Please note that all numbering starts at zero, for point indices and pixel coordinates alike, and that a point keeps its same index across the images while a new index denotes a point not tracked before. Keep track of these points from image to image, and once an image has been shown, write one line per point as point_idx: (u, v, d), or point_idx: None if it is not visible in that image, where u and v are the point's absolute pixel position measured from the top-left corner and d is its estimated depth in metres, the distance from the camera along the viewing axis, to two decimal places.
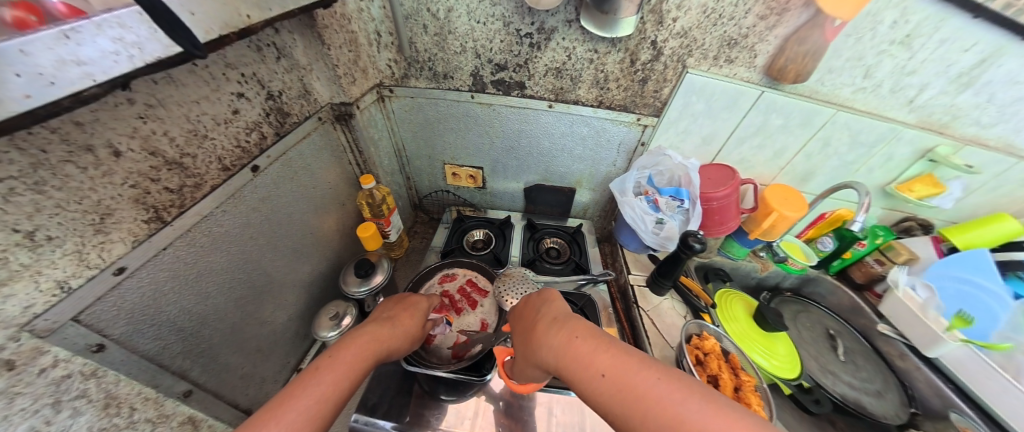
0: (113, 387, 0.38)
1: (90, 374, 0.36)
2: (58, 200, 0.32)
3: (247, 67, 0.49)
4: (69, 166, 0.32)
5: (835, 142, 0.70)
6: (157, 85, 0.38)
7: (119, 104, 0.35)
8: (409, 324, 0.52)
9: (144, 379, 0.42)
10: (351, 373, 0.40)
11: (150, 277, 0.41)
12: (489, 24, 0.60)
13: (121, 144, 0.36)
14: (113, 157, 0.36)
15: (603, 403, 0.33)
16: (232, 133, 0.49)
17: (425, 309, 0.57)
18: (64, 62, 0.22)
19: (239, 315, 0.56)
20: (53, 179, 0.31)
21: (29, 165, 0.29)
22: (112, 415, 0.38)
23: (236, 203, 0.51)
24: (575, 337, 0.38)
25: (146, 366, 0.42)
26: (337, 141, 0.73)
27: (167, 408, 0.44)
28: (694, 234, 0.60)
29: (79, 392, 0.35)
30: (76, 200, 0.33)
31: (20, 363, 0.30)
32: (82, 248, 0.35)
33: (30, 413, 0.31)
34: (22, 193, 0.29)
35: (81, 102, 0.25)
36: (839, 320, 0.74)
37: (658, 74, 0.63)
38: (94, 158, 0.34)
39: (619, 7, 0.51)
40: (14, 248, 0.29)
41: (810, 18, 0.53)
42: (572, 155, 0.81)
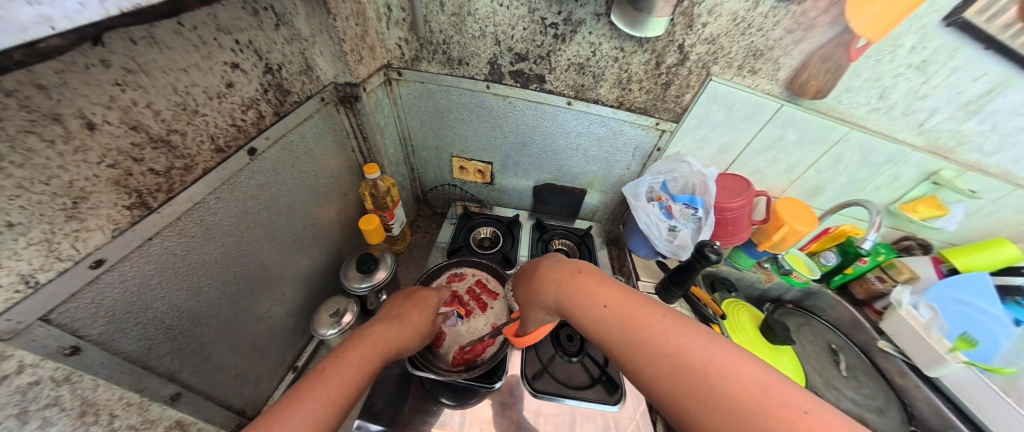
0: (90, 393, 0.34)
1: (63, 380, 0.32)
2: (20, 180, 0.26)
3: (242, 33, 0.43)
4: (33, 138, 0.26)
5: (846, 160, 0.71)
6: (140, 49, 0.32)
7: (92, 67, 0.29)
8: (419, 323, 0.49)
9: (127, 384, 0.38)
10: (359, 377, 0.38)
11: (135, 270, 0.37)
12: (512, 9, 0.55)
13: (96, 115, 0.30)
14: (86, 130, 0.30)
15: (601, 330, 0.35)
16: (226, 110, 0.44)
17: (436, 307, 0.54)
18: (44, 21, 0.17)
19: (233, 311, 0.52)
20: (13, 154, 0.25)
21: None
22: (89, 423, 0.34)
23: (232, 189, 0.47)
24: (580, 274, 0.41)
25: (129, 369, 0.38)
26: (340, 125, 0.68)
27: (152, 413, 0.40)
28: (710, 244, 0.59)
29: (50, 400, 0.30)
30: (43, 180, 0.28)
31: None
32: (51, 238, 0.30)
33: None
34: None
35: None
36: (839, 334, 0.77)
37: (682, 79, 0.61)
38: (63, 130, 0.28)
39: (654, 5, 0.47)
40: None
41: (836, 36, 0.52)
42: (586, 155, 0.79)
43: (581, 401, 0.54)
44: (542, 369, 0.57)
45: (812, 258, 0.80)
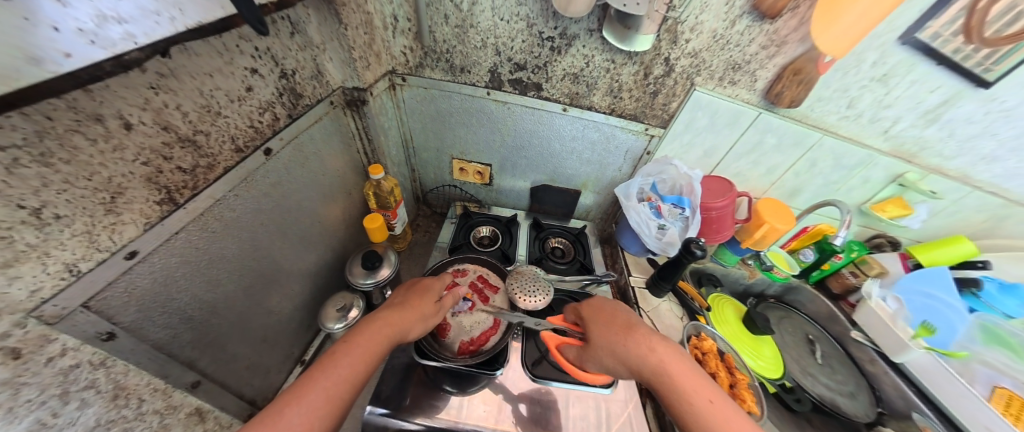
0: (121, 377, 0.36)
1: (99, 364, 0.34)
2: (66, 175, 0.29)
3: (261, 41, 0.46)
4: (78, 136, 0.29)
5: (821, 164, 0.76)
6: (171, 54, 0.35)
7: (131, 72, 0.32)
8: (420, 308, 0.51)
9: (153, 370, 0.40)
10: (363, 363, 0.41)
11: (162, 262, 0.39)
12: (512, 23, 0.59)
13: (132, 116, 0.33)
14: (123, 129, 0.33)
15: (696, 417, 0.38)
16: (245, 112, 0.47)
17: (434, 293, 0.56)
18: (126, 37, 0.29)
19: (247, 303, 0.54)
20: (61, 151, 0.28)
21: (35, 133, 0.26)
22: (120, 407, 0.36)
23: (249, 187, 0.50)
24: (658, 352, 0.43)
25: (155, 356, 0.40)
26: (346, 128, 0.71)
27: (174, 399, 0.43)
28: (695, 241, 0.64)
29: (87, 383, 0.33)
30: (86, 176, 0.31)
31: (28, 351, 0.28)
32: (92, 230, 0.33)
33: (36, 405, 0.29)
34: (31, 165, 0.26)
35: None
36: (816, 326, 0.83)
37: (668, 88, 0.66)
38: (104, 129, 0.31)
39: (641, 24, 0.53)
40: (21, 227, 0.27)
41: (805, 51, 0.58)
42: (580, 158, 0.83)
43: (577, 385, 0.57)
44: (542, 357, 0.61)
45: (792, 255, 0.85)
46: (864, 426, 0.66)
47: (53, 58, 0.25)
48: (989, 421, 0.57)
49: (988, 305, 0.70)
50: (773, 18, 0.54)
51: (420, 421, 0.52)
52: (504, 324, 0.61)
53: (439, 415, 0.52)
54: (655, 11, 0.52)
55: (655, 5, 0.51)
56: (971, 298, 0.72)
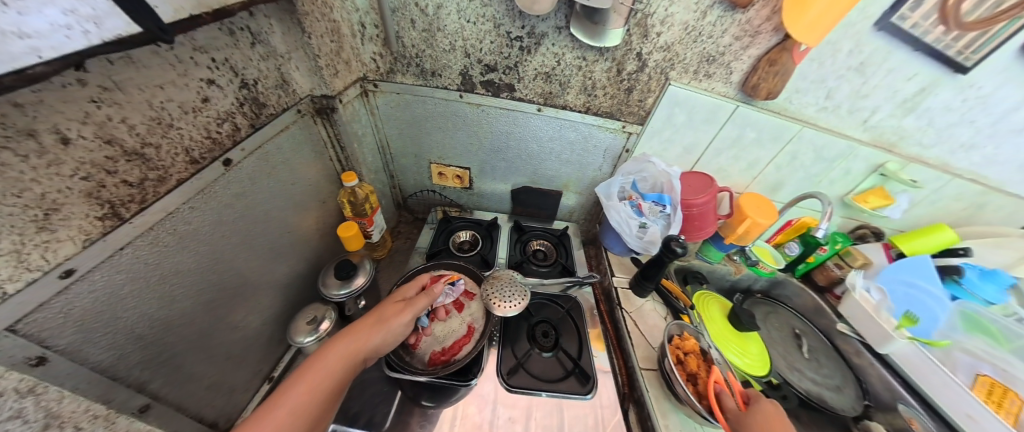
0: (54, 405, 0.34)
1: (27, 392, 0.31)
2: None
3: (218, 51, 0.45)
4: (5, 153, 0.28)
5: (801, 156, 0.75)
6: (113, 65, 0.34)
7: (69, 85, 0.31)
8: (376, 312, 0.51)
9: (94, 395, 0.38)
10: (313, 375, 0.42)
11: (105, 280, 0.38)
12: (479, 24, 0.59)
13: (71, 130, 0.32)
14: (60, 145, 0.32)
15: None
16: (202, 123, 0.46)
17: (397, 296, 0.55)
18: (33, 52, 0.23)
19: (207, 320, 0.52)
20: None
21: None
22: None
23: (208, 199, 0.48)
24: None
25: (97, 380, 0.38)
26: (318, 136, 0.69)
27: (119, 426, 0.40)
28: (676, 238, 0.63)
29: (12, 413, 0.30)
30: (16, 193, 0.29)
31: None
32: (21, 249, 0.31)
33: None
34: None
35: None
36: (804, 320, 0.80)
37: (643, 84, 0.66)
38: (36, 145, 0.30)
39: (608, 18, 0.54)
40: None
41: (779, 41, 0.58)
42: (559, 158, 0.82)
43: (556, 393, 0.54)
44: (518, 365, 0.58)
45: (778, 249, 0.84)
46: (852, 422, 0.64)
47: None
48: (971, 408, 0.56)
49: (969, 293, 0.69)
50: (745, 8, 0.54)
51: None
52: (479, 332, 0.59)
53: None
54: (621, 4, 0.52)
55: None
56: (954, 286, 0.71)
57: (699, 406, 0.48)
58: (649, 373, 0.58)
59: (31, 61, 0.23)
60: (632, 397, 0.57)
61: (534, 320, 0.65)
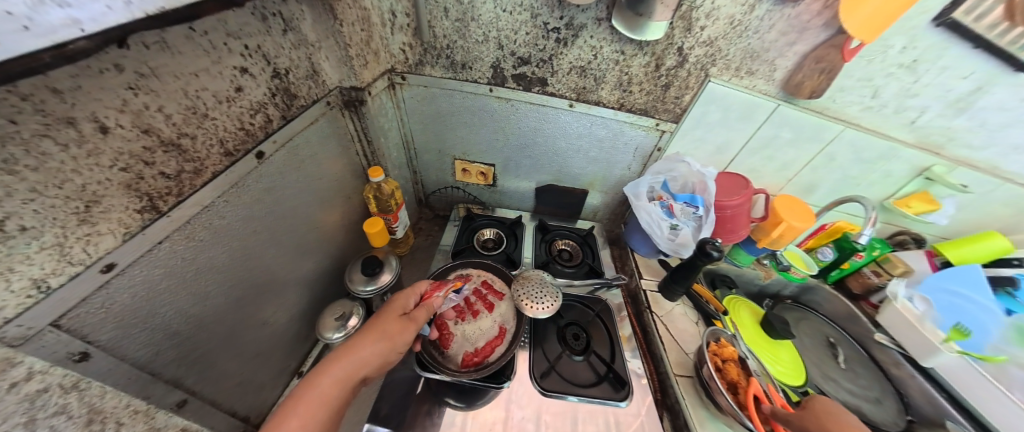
0: (98, 400, 0.34)
1: (71, 387, 0.31)
2: (33, 184, 0.27)
3: (251, 38, 0.44)
4: (48, 141, 0.27)
5: (841, 157, 0.72)
6: (150, 51, 0.33)
7: (106, 71, 0.29)
8: (378, 329, 0.47)
9: (134, 390, 0.38)
10: (312, 409, 0.39)
11: (144, 275, 0.37)
12: (516, 14, 0.57)
13: (109, 119, 0.31)
14: (100, 133, 0.30)
15: None
16: (235, 114, 0.45)
17: (398, 308, 0.52)
18: (73, 23, 0.20)
19: (239, 315, 0.52)
20: (27, 157, 0.26)
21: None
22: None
23: (239, 193, 0.47)
24: None
25: (136, 376, 0.38)
26: (345, 129, 0.68)
27: (157, 421, 0.40)
28: (711, 241, 0.60)
29: (57, 409, 0.30)
30: (56, 184, 0.28)
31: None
32: (64, 242, 0.30)
33: None
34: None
35: (60, 56, 0.23)
36: (836, 327, 0.79)
37: (681, 80, 0.63)
38: (76, 134, 0.29)
39: (654, 10, 0.51)
40: None
41: (829, 38, 0.54)
42: (586, 156, 0.80)
43: (589, 399, 0.53)
44: (549, 368, 0.56)
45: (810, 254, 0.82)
46: None
47: None
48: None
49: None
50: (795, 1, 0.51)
51: None
52: (510, 333, 0.57)
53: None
54: None
55: None
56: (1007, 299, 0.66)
57: (741, 415, 0.47)
58: (683, 380, 0.56)
59: (69, 35, 0.20)
60: (665, 403, 0.56)
61: (563, 322, 0.64)
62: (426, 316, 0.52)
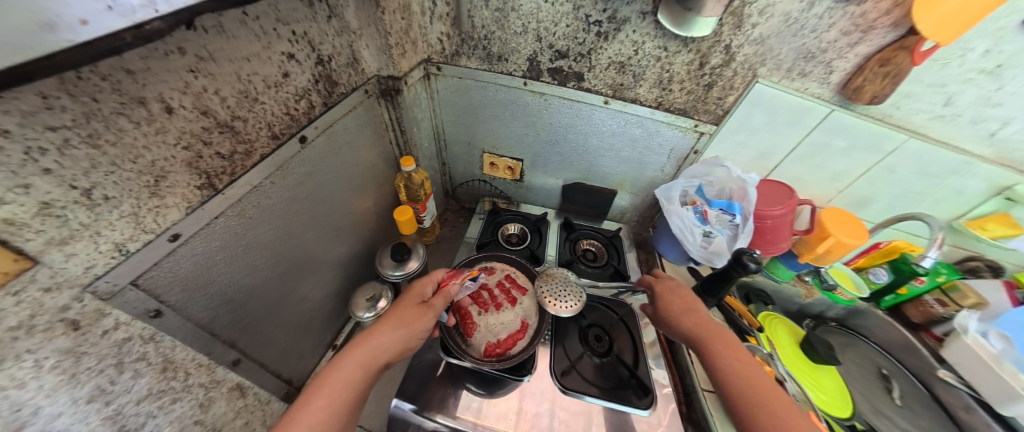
0: (170, 352, 0.38)
1: (148, 339, 0.35)
2: (113, 158, 0.29)
3: (298, 24, 0.45)
4: (123, 119, 0.29)
5: (901, 170, 0.66)
6: (209, 35, 0.34)
7: (170, 53, 0.31)
8: (395, 317, 0.49)
9: (198, 347, 0.42)
10: (336, 390, 0.40)
11: (203, 246, 0.40)
12: (558, 5, 0.55)
13: (173, 100, 0.32)
14: (165, 113, 0.32)
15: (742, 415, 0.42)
16: (282, 99, 0.46)
17: (415, 297, 0.53)
18: (150, 6, 0.23)
19: (282, 290, 0.55)
20: (107, 133, 0.28)
21: (83, 114, 0.26)
22: (169, 378, 0.38)
23: (284, 176, 0.49)
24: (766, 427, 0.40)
25: (199, 335, 0.42)
26: (380, 118, 0.69)
27: (218, 375, 0.45)
28: (748, 252, 0.57)
29: (139, 355, 0.34)
30: (131, 159, 0.31)
31: (85, 324, 0.30)
32: (138, 212, 0.33)
33: (96, 373, 0.31)
34: (78, 146, 0.26)
35: (140, 36, 0.24)
36: (891, 360, 0.77)
37: (725, 80, 0.60)
38: (147, 113, 0.31)
39: (703, 5, 0.45)
40: (74, 206, 0.27)
41: (898, 38, 0.49)
42: (618, 156, 0.77)
43: (611, 402, 0.52)
44: (571, 366, 0.56)
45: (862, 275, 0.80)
46: None
47: (71, 26, 0.19)
48: None
49: None
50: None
51: (441, 420, 0.50)
52: (532, 329, 0.57)
53: (457, 414, 0.50)
54: None
55: None
56: None
57: None
58: (709, 396, 0.54)
59: (147, 15, 0.23)
60: (690, 417, 0.55)
61: (585, 323, 0.63)
62: (444, 303, 0.53)
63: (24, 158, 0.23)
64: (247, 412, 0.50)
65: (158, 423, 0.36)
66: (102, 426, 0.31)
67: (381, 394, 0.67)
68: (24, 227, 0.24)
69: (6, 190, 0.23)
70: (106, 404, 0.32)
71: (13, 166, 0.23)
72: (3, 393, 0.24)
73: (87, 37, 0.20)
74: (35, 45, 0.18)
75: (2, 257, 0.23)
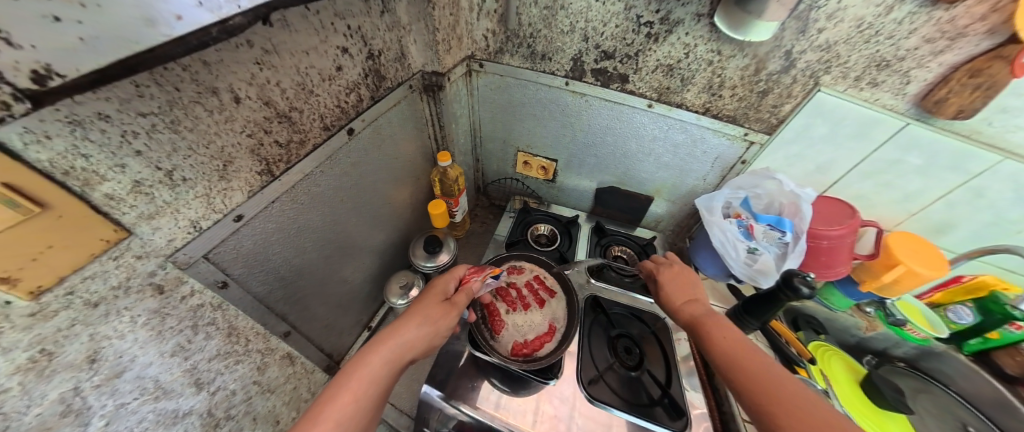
0: (234, 320, 0.42)
1: (217, 306, 0.40)
2: (190, 143, 0.32)
3: (353, 18, 0.46)
4: (199, 107, 0.31)
5: (992, 195, 0.58)
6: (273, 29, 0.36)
7: (240, 46, 0.33)
8: (420, 314, 0.49)
9: (257, 317, 0.46)
10: (364, 382, 0.41)
11: (261, 228, 0.43)
12: (609, 5, 0.53)
13: (241, 90, 0.35)
14: (234, 103, 0.35)
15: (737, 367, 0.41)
16: (334, 92, 0.48)
17: (439, 293, 0.53)
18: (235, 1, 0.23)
19: (326, 271, 0.58)
20: (186, 119, 0.31)
21: (167, 102, 0.28)
22: (234, 342, 0.43)
23: (332, 165, 0.52)
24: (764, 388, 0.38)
25: (257, 306, 0.46)
26: (421, 113, 0.71)
27: (272, 343, 0.49)
28: (799, 274, 0.53)
29: (209, 320, 0.39)
30: (205, 145, 0.33)
31: (168, 289, 0.34)
32: (210, 193, 0.36)
33: (176, 332, 0.35)
34: (163, 131, 0.29)
35: (225, 31, 0.24)
36: (975, 412, 0.67)
37: (783, 87, 0.55)
38: (218, 102, 0.33)
39: (765, 8, 0.42)
40: (157, 185, 0.30)
41: (994, 47, 0.43)
42: (658, 161, 0.75)
43: (639, 418, 0.50)
44: (599, 376, 0.55)
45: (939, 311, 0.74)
46: None
47: (166, 21, 0.20)
48: None
49: None
50: (951, 3, 0.41)
51: (465, 410, 0.51)
52: (560, 332, 0.57)
53: (477, 405, 0.51)
54: None
55: None
56: None
57: None
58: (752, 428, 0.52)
59: (232, 10, 0.23)
60: None
61: (614, 332, 0.62)
62: (466, 300, 0.54)
63: (121, 139, 0.26)
64: (296, 378, 0.55)
65: (226, 379, 0.41)
66: (183, 377, 0.36)
67: (411, 376, 0.69)
68: (121, 202, 0.28)
69: (107, 168, 0.26)
70: (185, 359, 0.36)
71: (111, 147, 0.26)
72: (110, 341, 0.30)
73: (182, 32, 0.21)
74: (132, 34, 0.19)
75: (102, 227, 0.27)
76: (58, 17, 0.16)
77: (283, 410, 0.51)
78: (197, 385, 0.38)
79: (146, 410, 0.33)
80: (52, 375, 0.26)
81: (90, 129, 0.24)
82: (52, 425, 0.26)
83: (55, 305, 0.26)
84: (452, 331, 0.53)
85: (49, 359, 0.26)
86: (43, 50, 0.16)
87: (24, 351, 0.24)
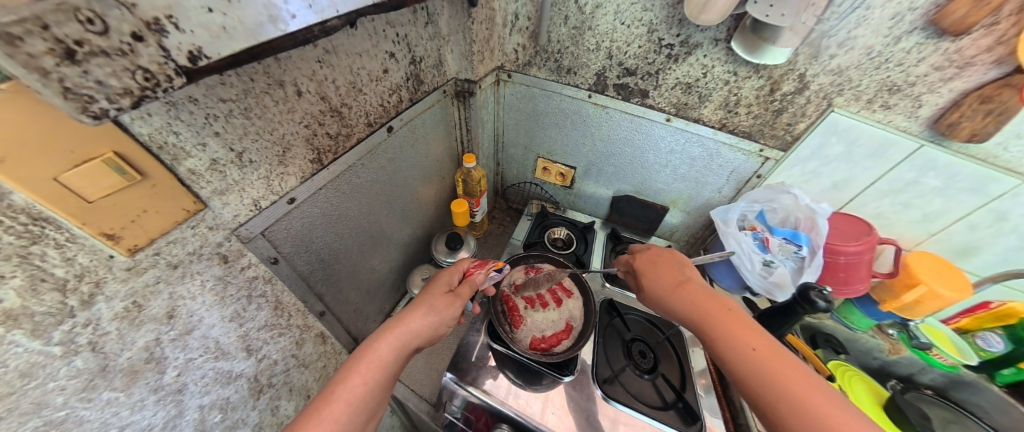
0: (280, 295, 0.46)
1: (268, 280, 0.43)
2: (258, 128, 0.36)
3: (402, 27, 0.51)
4: (268, 97, 0.35)
5: (1015, 218, 0.58)
6: (336, 33, 0.40)
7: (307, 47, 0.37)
8: (426, 304, 0.51)
9: (298, 295, 0.49)
10: (372, 367, 0.42)
11: (309, 211, 0.47)
12: (633, 28, 0.58)
13: (303, 85, 0.39)
14: (296, 96, 0.39)
15: (752, 365, 0.39)
16: (380, 92, 0.52)
17: (444, 285, 0.55)
18: (334, 6, 0.29)
19: (358, 258, 0.62)
20: (256, 107, 0.34)
21: (243, 90, 0.32)
22: (278, 315, 0.46)
23: (372, 160, 0.56)
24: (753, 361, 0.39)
25: (300, 284, 0.49)
26: (452, 117, 0.76)
27: (309, 321, 0.52)
28: (815, 288, 0.53)
29: (261, 293, 0.42)
30: (269, 131, 0.37)
31: (231, 259, 0.38)
32: (270, 176, 0.40)
33: (234, 300, 0.39)
34: (237, 117, 0.33)
35: (324, 31, 0.31)
36: None
37: (797, 107, 0.58)
38: (283, 94, 0.37)
39: (780, 35, 0.47)
40: (230, 165, 0.34)
41: (1003, 76, 0.45)
42: (675, 173, 0.77)
43: (654, 420, 0.51)
44: (614, 376, 0.56)
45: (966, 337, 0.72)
46: None
47: (284, 18, 0.24)
48: None
49: None
50: (956, 35, 0.44)
51: (478, 396, 0.52)
52: (576, 331, 0.58)
53: (492, 395, 0.52)
54: (803, 22, 0.44)
55: (804, 16, 0.44)
56: None
57: None
58: None
59: (330, 14, 0.29)
60: None
61: (628, 336, 0.63)
62: (470, 292, 0.56)
63: (204, 120, 0.30)
64: (326, 357, 0.58)
65: (270, 349, 0.45)
66: (237, 341, 0.40)
67: (431, 365, 0.70)
68: (200, 178, 0.32)
69: (191, 146, 0.30)
70: (241, 325, 0.40)
71: (197, 127, 0.29)
72: (184, 301, 0.33)
73: (295, 28, 0.26)
74: (259, 27, 0.23)
75: (185, 198, 0.31)
76: (210, 9, 0.20)
77: (314, 385, 0.55)
78: (248, 350, 0.42)
79: (208, 367, 0.37)
80: (140, 325, 0.30)
81: (183, 110, 0.28)
82: (139, 369, 0.30)
83: (145, 262, 0.29)
84: (457, 322, 0.55)
85: (138, 311, 0.30)
86: (199, 36, 0.20)
87: (120, 301, 0.28)
